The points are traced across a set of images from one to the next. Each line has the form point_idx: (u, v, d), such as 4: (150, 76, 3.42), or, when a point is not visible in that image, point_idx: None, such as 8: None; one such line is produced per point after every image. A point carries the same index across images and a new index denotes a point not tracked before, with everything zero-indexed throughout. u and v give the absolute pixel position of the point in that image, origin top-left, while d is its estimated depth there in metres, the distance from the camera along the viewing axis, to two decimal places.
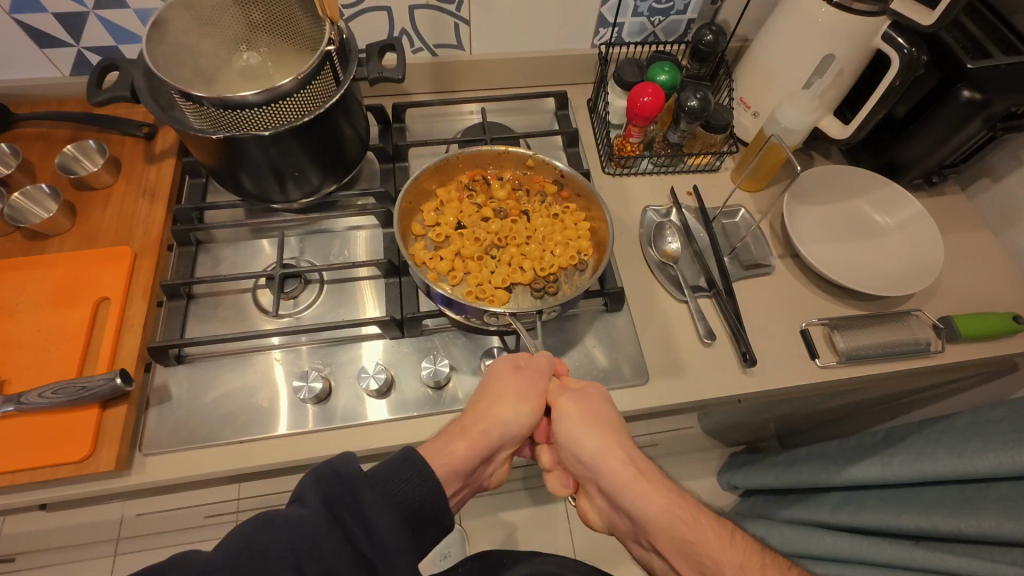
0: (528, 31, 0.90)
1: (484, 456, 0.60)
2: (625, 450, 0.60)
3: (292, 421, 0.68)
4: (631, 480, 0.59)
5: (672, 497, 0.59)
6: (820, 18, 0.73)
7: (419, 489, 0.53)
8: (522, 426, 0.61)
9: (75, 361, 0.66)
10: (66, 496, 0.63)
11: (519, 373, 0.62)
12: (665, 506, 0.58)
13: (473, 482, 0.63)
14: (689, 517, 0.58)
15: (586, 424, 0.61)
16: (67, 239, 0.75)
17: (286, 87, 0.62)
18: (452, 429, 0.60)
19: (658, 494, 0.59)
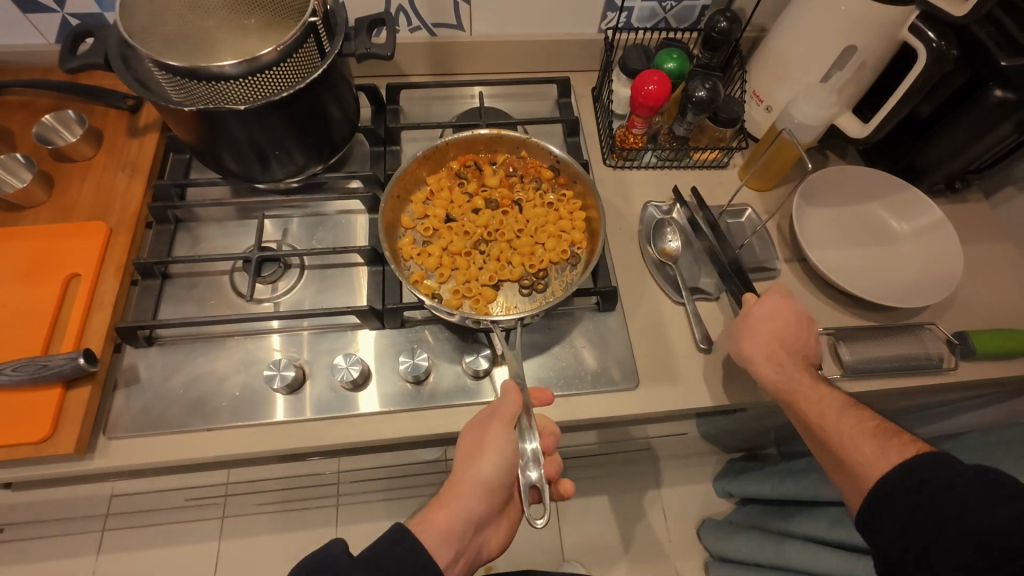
0: (531, 12, 0.86)
1: (467, 525, 0.52)
2: (779, 349, 0.63)
3: (292, 408, 0.65)
4: (807, 387, 0.61)
5: (815, 389, 0.61)
6: (844, 7, 0.69)
7: (414, 565, 0.47)
8: (501, 479, 0.53)
9: (40, 339, 0.63)
10: (24, 476, 0.61)
11: (484, 421, 0.55)
12: (807, 402, 0.60)
13: (476, 550, 0.56)
14: (822, 408, 0.59)
15: (759, 335, 0.64)
16: (42, 211, 0.72)
17: (265, 59, 0.59)
18: (435, 499, 0.54)
19: (823, 393, 0.60)
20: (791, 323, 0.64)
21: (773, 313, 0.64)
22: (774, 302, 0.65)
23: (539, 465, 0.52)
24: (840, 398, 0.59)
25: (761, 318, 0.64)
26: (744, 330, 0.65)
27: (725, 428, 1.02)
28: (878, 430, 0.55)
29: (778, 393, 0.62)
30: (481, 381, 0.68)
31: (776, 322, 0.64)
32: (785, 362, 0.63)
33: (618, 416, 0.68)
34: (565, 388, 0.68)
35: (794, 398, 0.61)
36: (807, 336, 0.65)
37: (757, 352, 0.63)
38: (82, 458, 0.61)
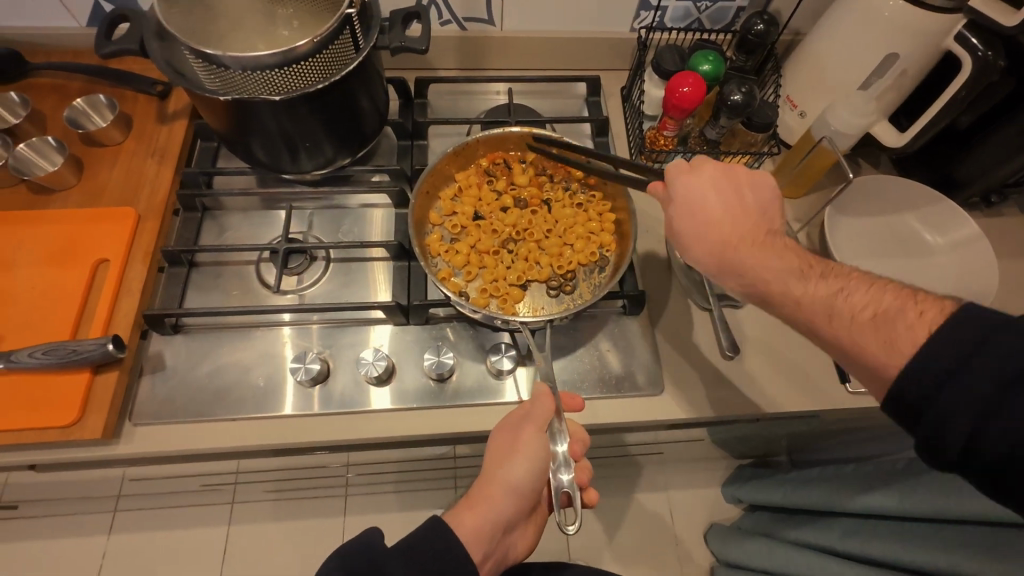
0: (564, 9, 0.85)
1: (497, 527, 0.52)
2: (718, 242, 0.53)
3: (298, 403, 0.65)
4: (751, 256, 0.52)
5: (759, 249, 0.52)
6: (887, 12, 0.67)
7: (448, 561, 0.48)
8: (533, 481, 0.53)
9: (69, 323, 0.64)
10: (49, 460, 0.61)
11: (518, 422, 0.54)
12: (763, 274, 0.51)
13: (502, 553, 0.56)
14: (770, 270, 0.51)
15: (716, 219, 0.54)
16: (71, 195, 0.72)
17: (302, 50, 0.58)
18: (466, 498, 0.55)
19: (782, 262, 0.51)
20: (734, 193, 0.55)
21: (702, 197, 0.54)
22: (700, 189, 0.55)
23: (571, 468, 0.52)
24: (783, 259, 0.51)
25: (683, 213, 0.55)
26: (691, 217, 0.55)
27: (741, 436, 1.02)
28: (840, 292, 0.48)
29: (727, 275, 0.54)
30: (505, 381, 0.68)
31: (718, 198, 0.54)
32: (740, 241, 0.53)
33: (642, 421, 0.68)
34: (590, 391, 0.68)
35: (764, 272, 0.51)
36: (749, 201, 0.55)
37: (689, 226, 0.55)
38: (109, 443, 0.62)
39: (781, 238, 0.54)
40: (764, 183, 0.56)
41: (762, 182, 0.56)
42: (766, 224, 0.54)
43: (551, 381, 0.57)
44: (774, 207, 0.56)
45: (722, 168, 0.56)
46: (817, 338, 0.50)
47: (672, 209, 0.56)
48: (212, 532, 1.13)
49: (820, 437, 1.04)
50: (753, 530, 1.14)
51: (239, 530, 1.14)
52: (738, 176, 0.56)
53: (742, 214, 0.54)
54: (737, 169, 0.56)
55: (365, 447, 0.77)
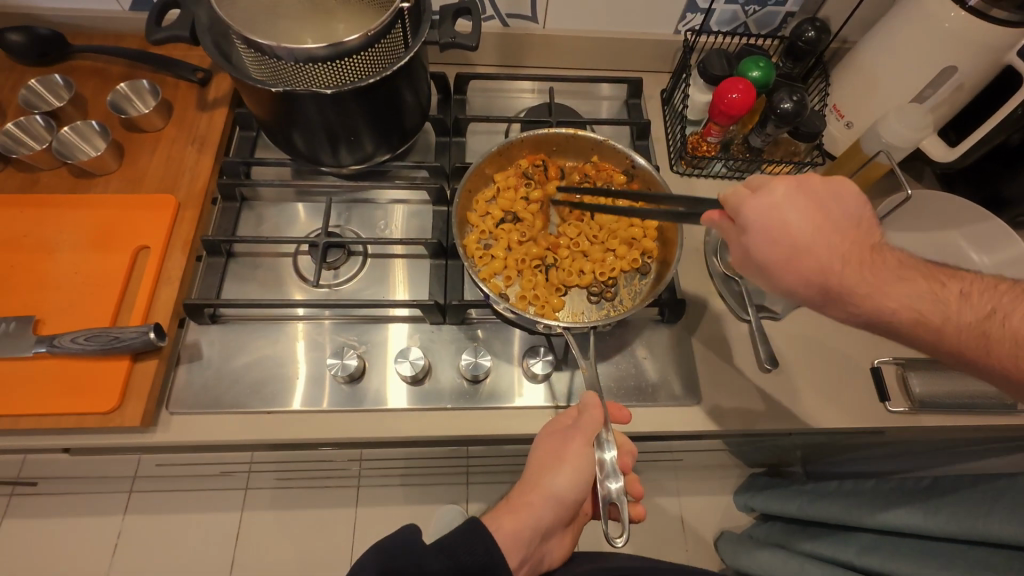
0: (610, 8, 0.83)
1: (536, 534, 0.52)
2: (814, 282, 0.47)
3: (307, 397, 0.64)
4: (867, 286, 0.45)
5: (870, 271, 0.46)
6: (947, 24, 0.65)
7: (486, 562, 0.46)
8: (575, 492, 0.54)
9: (110, 309, 0.64)
10: (86, 444, 0.61)
11: (565, 432, 0.56)
12: (890, 306, 0.46)
13: (537, 562, 0.55)
14: (898, 302, 0.46)
15: (809, 249, 0.46)
16: (112, 181, 0.73)
17: (352, 44, 0.57)
18: (504, 504, 0.55)
19: (908, 287, 0.46)
20: (820, 211, 0.47)
21: (789, 216, 0.46)
22: (786, 213, 0.47)
23: (619, 476, 0.50)
24: (904, 284, 0.46)
25: (765, 246, 0.48)
26: (780, 246, 0.47)
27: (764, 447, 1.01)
28: (992, 316, 0.45)
29: (829, 307, 0.48)
30: (539, 384, 0.68)
31: (808, 219, 0.46)
32: (844, 270, 0.46)
33: (676, 431, 0.67)
34: (627, 398, 0.67)
35: (884, 301, 0.46)
36: (836, 218, 0.47)
37: (777, 257, 0.47)
38: (145, 430, 0.62)
39: (884, 251, 0.48)
40: (847, 191, 0.49)
41: (845, 190, 0.49)
42: (861, 239, 0.47)
43: (596, 391, 0.58)
44: (864, 213, 0.49)
45: (794, 184, 0.48)
46: (961, 362, 0.47)
47: (755, 240, 0.48)
48: (225, 517, 1.13)
49: (844, 452, 1.03)
50: (762, 540, 1.12)
51: (252, 517, 1.14)
52: (818, 188, 0.48)
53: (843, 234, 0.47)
54: (810, 180, 0.48)
55: (391, 445, 0.76)
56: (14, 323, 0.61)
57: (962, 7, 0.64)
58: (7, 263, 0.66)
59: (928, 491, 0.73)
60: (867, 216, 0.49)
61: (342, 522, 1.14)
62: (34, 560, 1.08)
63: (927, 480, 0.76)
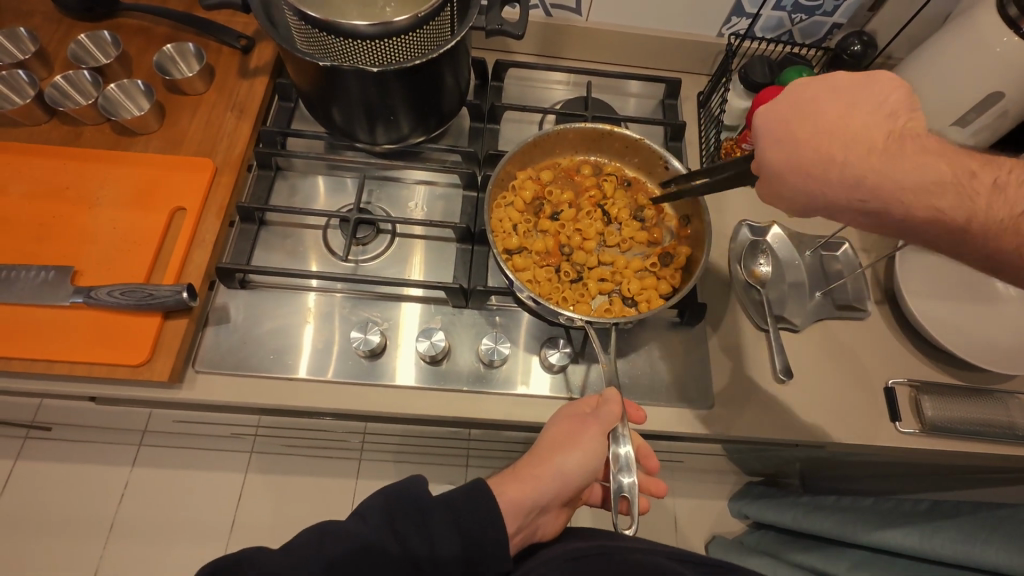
0: (654, 5, 0.83)
1: (536, 507, 0.53)
2: (823, 147, 0.48)
3: (314, 366, 0.66)
4: (876, 172, 0.46)
5: (890, 155, 0.45)
6: (999, 48, 0.64)
7: (488, 528, 0.47)
8: (581, 475, 0.55)
9: (145, 267, 0.66)
10: (113, 395, 0.63)
11: (584, 417, 0.56)
12: (897, 192, 0.45)
13: (530, 531, 0.57)
14: (906, 184, 0.45)
15: (812, 141, 0.48)
16: (152, 141, 0.74)
17: (401, 24, 0.58)
18: (508, 472, 0.57)
19: (922, 171, 0.45)
20: (832, 107, 0.48)
21: (804, 104, 0.49)
22: (799, 103, 0.50)
23: (631, 471, 0.52)
24: (919, 169, 0.45)
25: (776, 115, 0.51)
26: (785, 145, 0.49)
27: (765, 457, 1.01)
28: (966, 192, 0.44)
29: (835, 195, 0.48)
30: (555, 375, 0.69)
31: (820, 112, 0.48)
32: (851, 158, 0.46)
33: (684, 433, 0.68)
34: (640, 397, 0.68)
35: (900, 189, 0.45)
36: (857, 108, 0.48)
37: (782, 156, 0.50)
38: (172, 387, 0.64)
39: (909, 137, 0.46)
40: (881, 82, 0.48)
41: (880, 79, 0.48)
42: (885, 127, 0.47)
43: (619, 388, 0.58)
44: (899, 102, 0.47)
45: (820, 80, 0.50)
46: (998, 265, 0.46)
47: (769, 123, 0.51)
48: (228, 478, 1.16)
49: (842, 467, 1.04)
50: (753, 547, 1.13)
51: (253, 480, 1.16)
52: (844, 84, 0.49)
53: (853, 124, 0.47)
54: (839, 77, 0.49)
55: (398, 423, 0.78)
56: (53, 272, 0.63)
57: (1015, 32, 0.63)
58: (48, 213, 0.68)
59: (927, 514, 0.74)
60: (901, 103, 0.48)
61: (340, 492, 1.16)
62: (43, 503, 1.12)
63: (926, 503, 0.77)
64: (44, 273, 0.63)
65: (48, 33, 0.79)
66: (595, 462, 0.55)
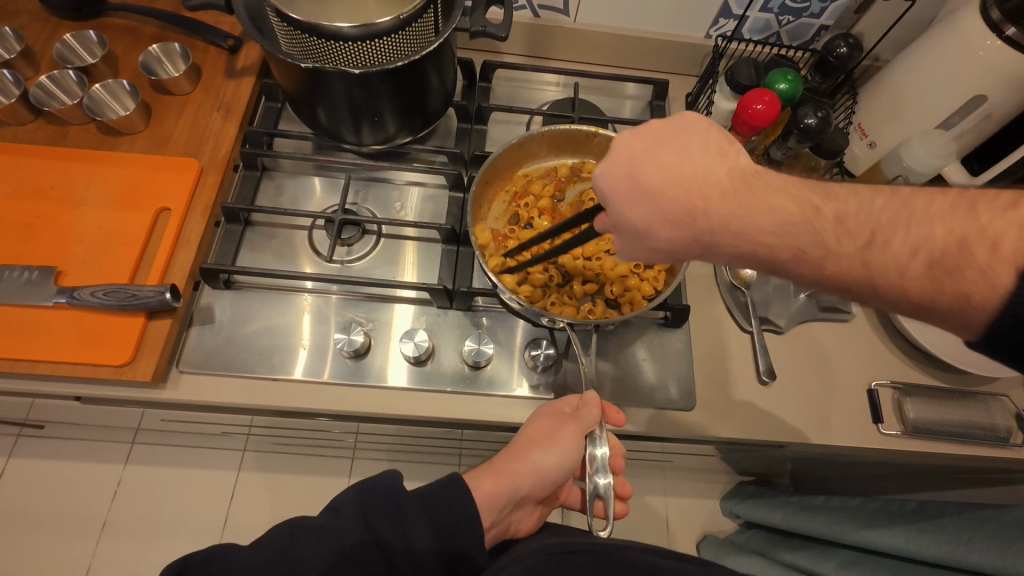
0: (642, 6, 0.83)
1: (510, 500, 0.55)
2: (675, 205, 0.48)
3: (308, 368, 0.66)
4: (726, 218, 0.46)
5: (744, 194, 0.46)
6: (982, 52, 0.64)
7: (463, 519, 0.48)
8: (557, 472, 0.56)
9: (129, 267, 0.66)
10: (97, 393, 0.64)
11: (562, 417, 0.56)
12: (751, 231, 0.46)
13: (505, 527, 0.58)
14: (751, 226, 0.46)
15: (662, 193, 0.48)
16: (138, 141, 0.74)
17: (385, 26, 0.58)
18: (484, 466, 0.58)
19: (773, 214, 0.45)
20: (670, 151, 0.49)
21: (639, 169, 0.50)
22: (636, 170, 0.50)
23: (607, 472, 0.53)
24: (770, 212, 0.45)
25: (620, 178, 0.50)
26: (635, 199, 0.50)
27: (754, 458, 1.02)
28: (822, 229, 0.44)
29: (690, 231, 0.49)
30: (538, 376, 0.69)
31: (654, 165, 0.49)
32: (701, 205, 0.47)
33: (668, 435, 0.68)
34: (623, 397, 0.68)
35: (753, 232, 0.46)
36: (690, 155, 0.49)
37: (638, 212, 0.50)
38: (157, 386, 0.64)
39: (753, 176, 0.48)
40: (692, 123, 0.50)
41: (689, 120, 0.51)
42: (722, 162, 0.48)
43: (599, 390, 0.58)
44: (722, 140, 0.50)
45: (637, 136, 0.51)
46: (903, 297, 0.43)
47: (624, 149, 0.51)
48: (222, 476, 1.16)
49: (830, 467, 1.04)
50: (743, 546, 1.13)
51: (247, 478, 1.17)
52: (659, 132, 0.51)
53: (706, 173, 0.48)
54: (653, 126, 0.51)
55: (386, 422, 0.78)
56: (37, 272, 0.63)
57: (998, 36, 0.63)
58: (32, 213, 0.68)
59: (912, 515, 0.74)
60: (722, 141, 0.50)
61: (333, 490, 1.16)
62: (36, 501, 1.12)
63: (912, 504, 0.77)
64: (27, 272, 0.63)
65: (34, 32, 0.79)
66: (572, 460, 0.56)
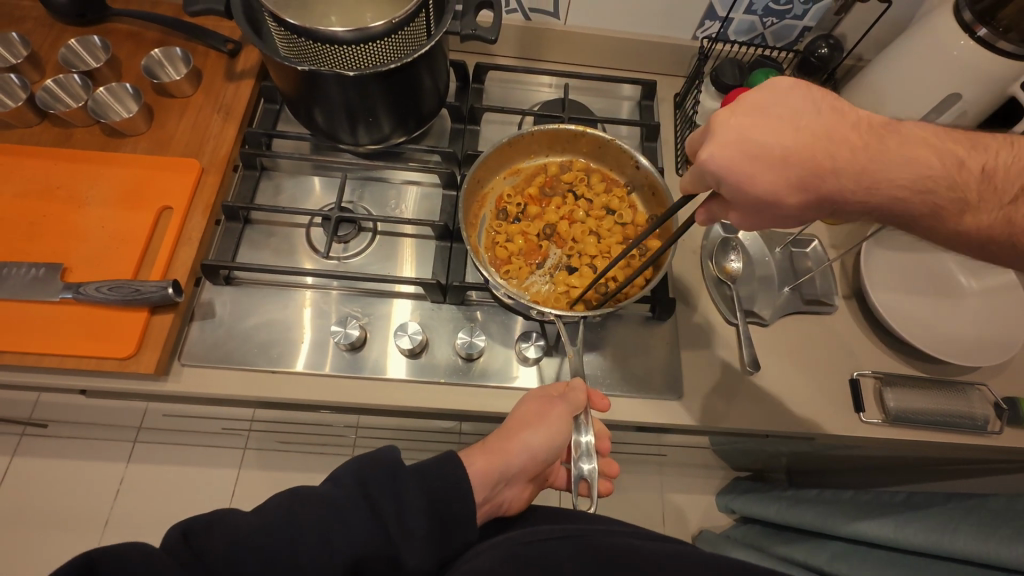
0: (630, 9, 0.85)
1: (503, 478, 0.56)
2: (802, 168, 0.44)
3: (310, 361, 0.68)
4: (867, 173, 0.44)
5: (870, 150, 0.45)
6: (956, 51, 0.67)
7: (459, 489, 0.49)
8: (547, 450, 0.57)
9: (132, 264, 0.68)
10: (102, 386, 0.66)
11: (552, 398, 0.59)
12: (896, 188, 0.45)
13: (495, 504, 0.59)
14: (901, 182, 0.45)
15: (790, 160, 0.44)
16: (141, 142, 0.77)
17: (378, 29, 0.60)
18: (476, 447, 0.59)
19: (914, 168, 0.45)
20: (782, 119, 0.45)
21: (763, 135, 0.45)
22: (752, 135, 0.45)
23: (591, 458, 0.55)
24: (913, 163, 0.45)
25: (731, 150, 0.45)
26: (761, 172, 0.45)
27: (744, 451, 1.03)
28: (1017, 198, 0.47)
29: (831, 188, 0.45)
30: (530, 367, 0.71)
31: (776, 131, 0.44)
32: (837, 165, 0.44)
33: (655, 423, 0.70)
34: (611, 387, 0.70)
35: (895, 188, 0.45)
36: (803, 112, 0.45)
37: (764, 183, 0.45)
38: (159, 378, 0.66)
39: (883, 129, 0.46)
40: (790, 83, 0.46)
41: (784, 85, 0.46)
42: (839, 121, 0.45)
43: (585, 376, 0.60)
44: (819, 92, 0.46)
45: (743, 102, 0.46)
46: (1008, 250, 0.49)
47: (734, 125, 0.45)
48: (224, 473, 1.18)
49: (821, 461, 1.05)
50: (739, 540, 1.15)
51: (248, 475, 1.19)
52: (759, 96, 0.46)
53: (840, 127, 0.45)
54: (750, 95, 0.46)
55: (383, 416, 0.80)
56: (43, 269, 0.66)
57: (970, 36, 0.66)
58: (39, 212, 0.71)
59: (901, 505, 0.75)
60: (820, 94, 0.46)
61: None
62: (41, 498, 1.14)
63: (900, 494, 0.78)
64: (34, 269, 0.66)
65: (39, 36, 0.82)
66: (561, 439, 0.57)
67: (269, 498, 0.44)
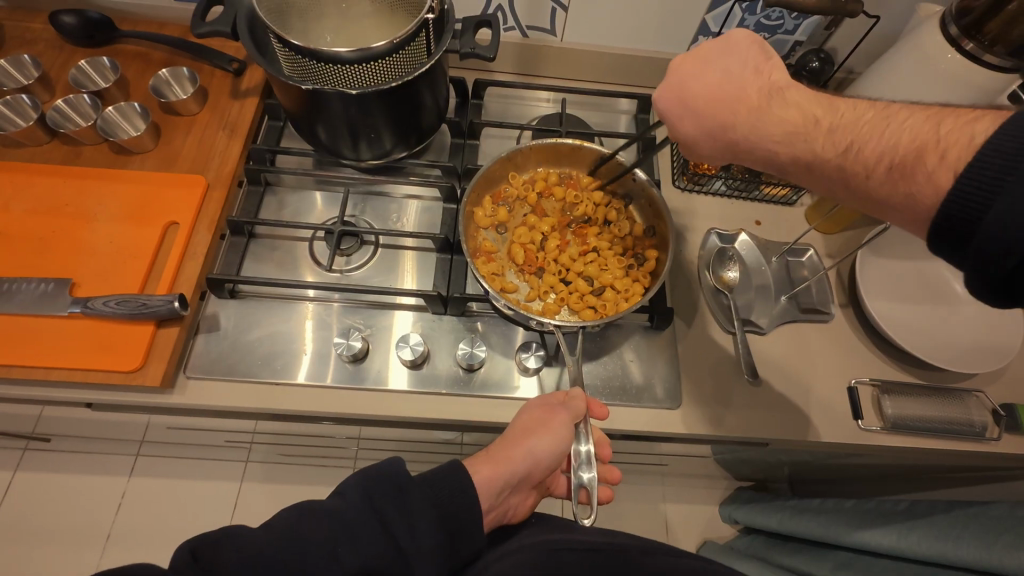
0: (626, 26, 0.87)
1: (509, 484, 0.57)
2: (714, 115, 0.56)
3: (311, 372, 0.69)
4: (749, 125, 0.54)
5: (765, 108, 0.53)
6: (944, 64, 0.68)
7: (463, 499, 0.51)
8: (550, 457, 0.58)
9: (139, 278, 0.70)
10: (110, 399, 0.67)
11: (554, 405, 0.59)
12: (771, 144, 0.53)
13: (502, 511, 0.60)
14: (774, 133, 0.52)
15: (707, 107, 0.56)
16: (148, 159, 0.78)
17: (380, 49, 0.62)
18: (481, 454, 0.60)
19: (783, 125, 0.52)
20: (714, 72, 0.56)
21: (692, 83, 0.57)
22: (688, 84, 0.57)
23: (590, 466, 0.55)
24: (783, 122, 0.52)
25: (672, 95, 0.58)
26: (684, 116, 0.58)
27: (745, 462, 1.03)
28: (848, 149, 0.48)
29: (730, 135, 0.56)
30: (531, 377, 0.72)
31: (703, 83, 0.56)
32: (737, 117, 0.54)
33: (655, 433, 0.71)
34: (612, 397, 0.71)
35: (771, 142, 0.53)
36: (729, 73, 0.55)
37: (686, 124, 0.58)
38: (164, 392, 0.67)
39: (777, 92, 0.53)
40: (739, 40, 0.57)
41: (736, 40, 0.57)
42: (757, 81, 0.54)
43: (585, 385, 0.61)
44: (756, 57, 0.56)
45: (698, 53, 0.57)
46: (875, 206, 0.48)
47: (677, 73, 0.58)
48: (226, 487, 1.19)
49: (823, 470, 1.05)
50: (744, 551, 1.14)
51: (249, 489, 1.19)
52: (709, 50, 0.57)
53: (749, 87, 0.54)
54: (705, 48, 0.57)
55: (385, 428, 0.80)
56: (52, 284, 0.67)
57: (958, 50, 0.67)
58: (48, 229, 0.72)
59: (904, 514, 0.75)
60: (760, 58, 0.56)
61: None
62: (43, 514, 1.14)
63: (903, 503, 0.78)
64: (43, 285, 0.67)
65: (50, 58, 0.84)
66: (564, 446, 0.58)
67: (275, 514, 0.44)
